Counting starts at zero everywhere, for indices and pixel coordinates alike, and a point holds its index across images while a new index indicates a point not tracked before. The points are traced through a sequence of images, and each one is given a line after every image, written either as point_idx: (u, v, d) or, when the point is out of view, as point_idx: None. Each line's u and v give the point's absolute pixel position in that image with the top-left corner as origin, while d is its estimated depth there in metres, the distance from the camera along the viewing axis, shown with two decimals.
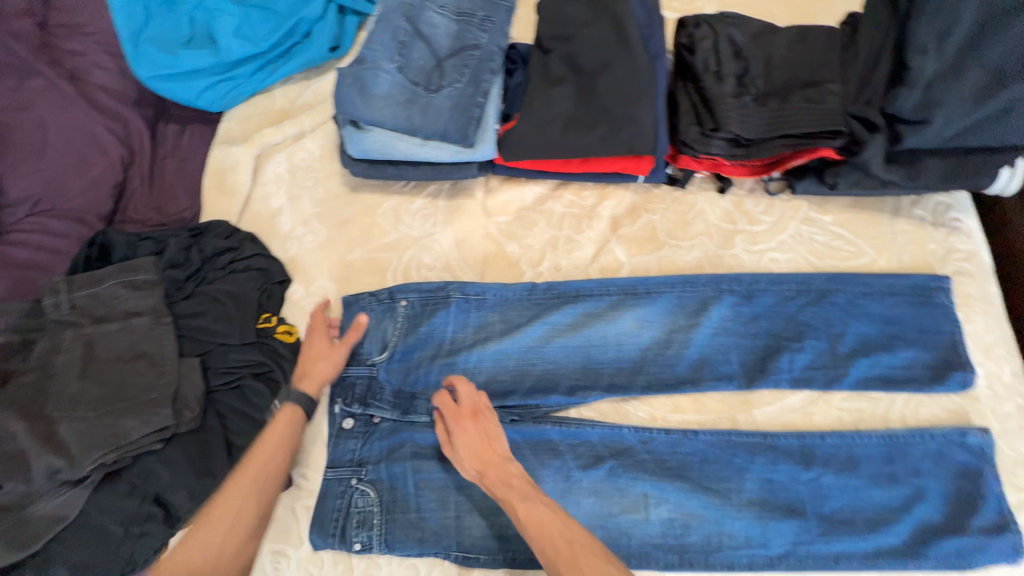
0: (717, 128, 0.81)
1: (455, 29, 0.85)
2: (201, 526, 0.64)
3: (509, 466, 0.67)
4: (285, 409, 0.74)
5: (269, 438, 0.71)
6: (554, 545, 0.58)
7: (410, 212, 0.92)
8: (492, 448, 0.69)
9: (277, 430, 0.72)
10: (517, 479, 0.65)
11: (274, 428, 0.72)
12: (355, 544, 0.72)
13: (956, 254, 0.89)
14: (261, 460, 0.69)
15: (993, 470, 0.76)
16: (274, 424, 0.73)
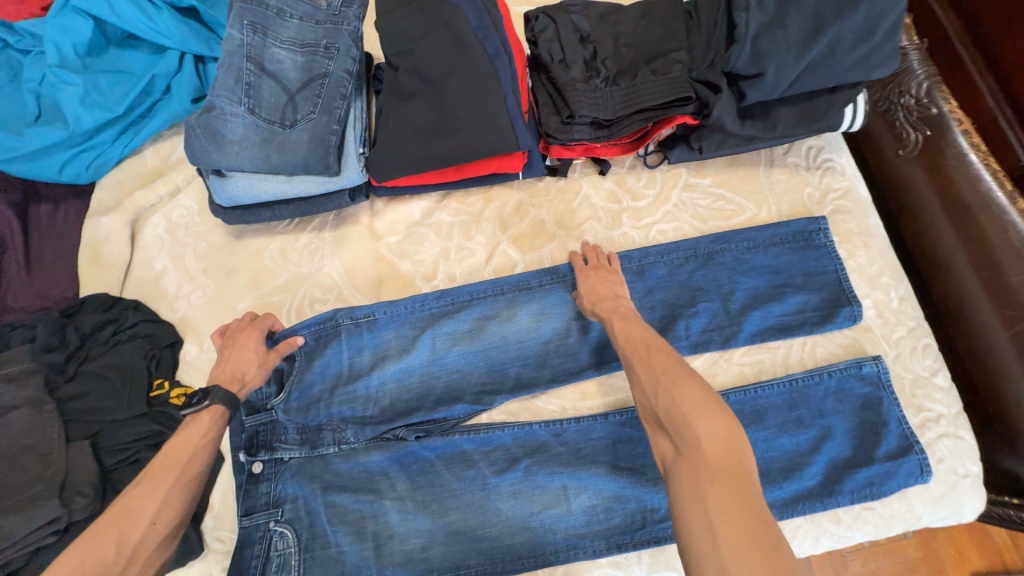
0: (573, 114, 0.81)
1: (301, 61, 0.83)
2: (104, 529, 0.59)
3: (620, 299, 0.77)
4: (214, 408, 0.69)
5: (187, 439, 0.67)
6: (636, 350, 0.67)
7: (297, 249, 0.91)
8: (608, 287, 0.79)
9: (200, 428, 0.68)
10: (623, 309, 0.75)
11: (195, 428, 0.68)
12: None
13: (833, 194, 0.91)
14: (183, 463, 0.65)
15: (892, 396, 0.78)
16: (193, 430, 0.68)
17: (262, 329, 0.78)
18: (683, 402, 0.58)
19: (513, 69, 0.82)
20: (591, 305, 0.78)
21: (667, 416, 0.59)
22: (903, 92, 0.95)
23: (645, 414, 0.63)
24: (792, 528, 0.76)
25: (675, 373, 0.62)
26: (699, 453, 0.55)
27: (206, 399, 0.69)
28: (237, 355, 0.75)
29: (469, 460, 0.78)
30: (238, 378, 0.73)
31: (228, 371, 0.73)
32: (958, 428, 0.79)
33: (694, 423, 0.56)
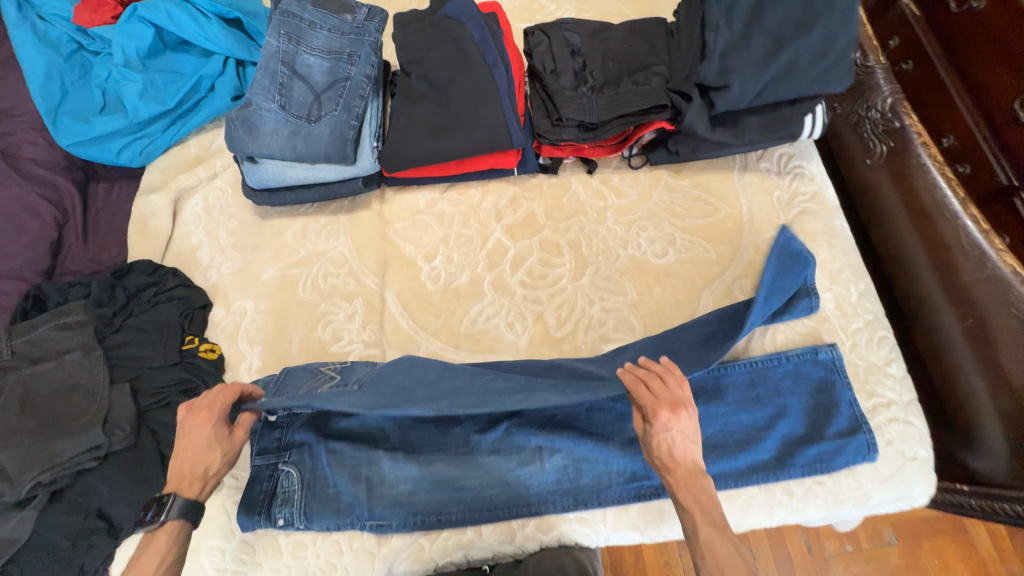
0: (561, 117, 0.92)
1: (328, 66, 0.96)
2: None
3: (702, 480, 0.70)
4: (170, 522, 0.70)
5: (145, 568, 0.68)
6: None
7: (315, 230, 1.02)
8: (687, 452, 0.70)
9: (158, 550, 0.69)
10: (706, 500, 0.68)
11: (152, 554, 0.69)
12: (278, 520, 0.80)
13: (801, 197, 0.99)
14: None
15: (844, 380, 0.84)
16: (150, 547, 0.69)
17: (220, 411, 0.75)
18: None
19: (509, 76, 0.93)
20: (670, 483, 0.70)
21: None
22: (870, 106, 1.04)
23: None
24: (748, 497, 0.82)
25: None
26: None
27: (161, 516, 0.69)
28: (194, 444, 0.74)
29: (455, 418, 0.87)
30: (198, 477, 0.73)
31: (185, 467, 0.73)
32: (908, 414, 0.85)
33: None
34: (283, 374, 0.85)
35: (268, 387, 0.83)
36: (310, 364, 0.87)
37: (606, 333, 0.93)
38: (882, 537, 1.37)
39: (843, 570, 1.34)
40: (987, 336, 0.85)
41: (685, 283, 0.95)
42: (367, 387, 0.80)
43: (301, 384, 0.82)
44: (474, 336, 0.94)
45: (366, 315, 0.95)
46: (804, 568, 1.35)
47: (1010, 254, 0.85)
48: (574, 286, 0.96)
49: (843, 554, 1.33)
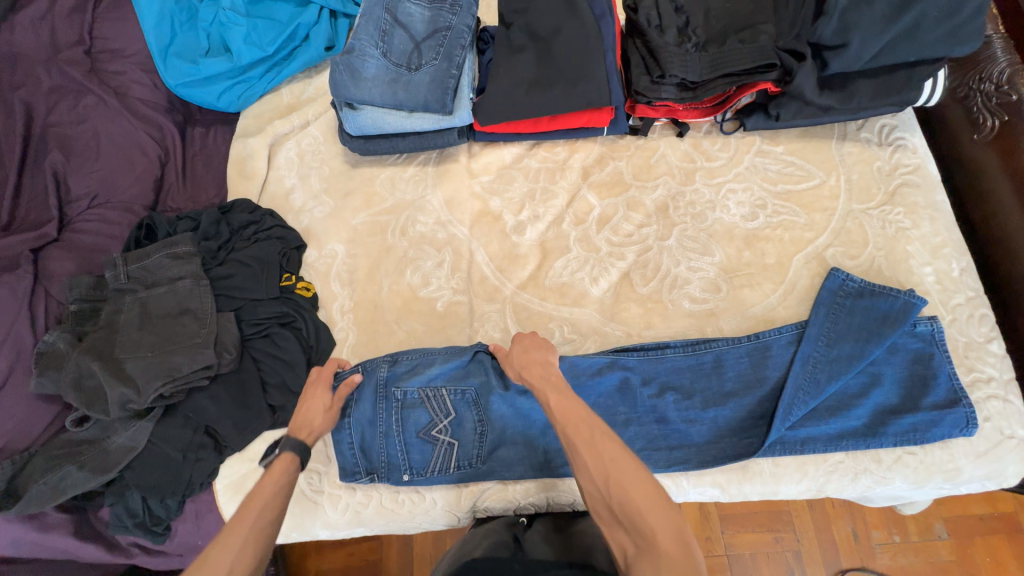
0: (664, 74, 0.91)
1: (429, 15, 0.97)
2: None
3: (551, 366, 0.73)
4: (286, 455, 0.72)
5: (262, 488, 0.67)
6: (576, 432, 0.63)
7: (404, 179, 1.05)
8: (538, 354, 0.75)
9: (273, 476, 0.68)
10: (554, 377, 0.71)
11: (268, 479, 0.68)
12: (403, 476, 0.84)
13: (902, 169, 0.96)
14: (255, 512, 0.63)
15: (944, 353, 0.83)
16: (265, 478, 0.68)
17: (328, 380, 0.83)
18: (635, 495, 0.57)
19: (614, 30, 0.93)
20: (520, 370, 0.74)
21: (621, 512, 0.57)
22: (984, 78, 0.97)
23: (595, 505, 0.61)
24: (833, 463, 0.83)
25: (625, 461, 0.59)
26: (656, 551, 0.54)
27: (279, 449, 0.73)
28: (311, 407, 0.79)
29: None
30: (307, 425, 0.77)
31: (299, 419, 0.78)
32: (1007, 392, 0.83)
33: (648, 519, 0.55)
34: (398, 440, 0.84)
35: (390, 455, 0.84)
36: (419, 426, 0.84)
37: (692, 294, 0.93)
38: (933, 531, 1.36)
39: (890, 559, 1.33)
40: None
41: (777, 249, 0.94)
42: (492, 460, 0.85)
43: (424, 457, 0.84)
44: (559, 290, 0.95)
45: (454, 263, 0.98)
46: (850, 555, 1.34)
47: None
48: (660, 247, 0.96)
49: (892, 544, 1.32)
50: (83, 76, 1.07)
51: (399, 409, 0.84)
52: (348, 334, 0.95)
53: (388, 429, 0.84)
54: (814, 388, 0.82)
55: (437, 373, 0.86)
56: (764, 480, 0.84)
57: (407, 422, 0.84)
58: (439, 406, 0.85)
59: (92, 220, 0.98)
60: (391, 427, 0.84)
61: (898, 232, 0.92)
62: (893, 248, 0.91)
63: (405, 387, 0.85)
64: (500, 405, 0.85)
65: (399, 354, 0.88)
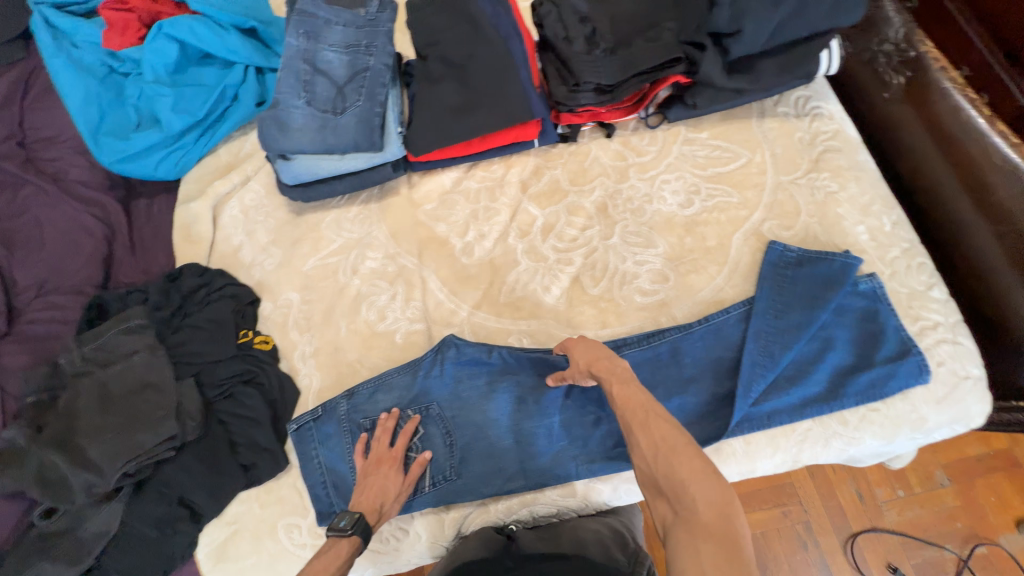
0: (578, 82, 0.95)
1: (347, 59, 1.00)
2: None
3: (619, 362, 0.74)
4: (352, 539, 0.73)
5: (324, 566, 0.71)
6: (631, 410, 0.64)
7: (348, 220, 1.06)
8: (602, 352, 0.76)
9: (337, 558, 0.72)
10: (620, 371, 0.72)
11: (331, 556, 0.72)
12: None
13: (822, 136, 1.00)
14: None
15: (888, 307, 0.85)
16: (324, 554, 0.72)
17: (399, 457, 0.83)
18: (681, 467, 0.56)
19: (524, 47, 0.96)
20: (586, 365, 0.75)
21: (664, 479, 0.56)
22: (882, 40, 1.05)
23: (641, 479, 0.60)
24: (803, 431, 0.84)
25: (676, 437, 0.58)
26: (696, 518, 0.52)
27: (349, 529, 0.73)
28: (376, 484, 0.80)
29: (502, 374, 0.89)
30: (377, 508, 0.78)
31: (367, 499, 0.79)
32: (956, 334, 0.86)
33: (690, 487, 0.54)
34: None
35: None
36: None
37: (642, 287, 0.94)
38: (934, 479, 1.50)
39: (896, 513, 1.46)
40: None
41: (716, 231, 0.96)
42: (465, 473, 0.86)
43: None
44: (514, 304, 0.96)
45: (407, 294, 0.99)
46: (856, 515, 1.45)
47: None
48: (605, 246, 0.99)
49: (895, 498, 1.44)
50: (17, 168, 1.08)
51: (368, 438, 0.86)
52: (312, 380, 0.95)
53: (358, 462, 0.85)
54: (770, 360, 0.83)
55: (399, 397, 0.88)
56: (739, 460, 0.84)
57: None
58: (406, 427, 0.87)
59: (43, 308, 0.98)
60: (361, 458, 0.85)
61: (828, 196, 0.95)
62: (825, 213, 0.94)
63: (371, 416, 0.87)
64: (469, 417, 0.87)
65: (355, 387, 0.90)
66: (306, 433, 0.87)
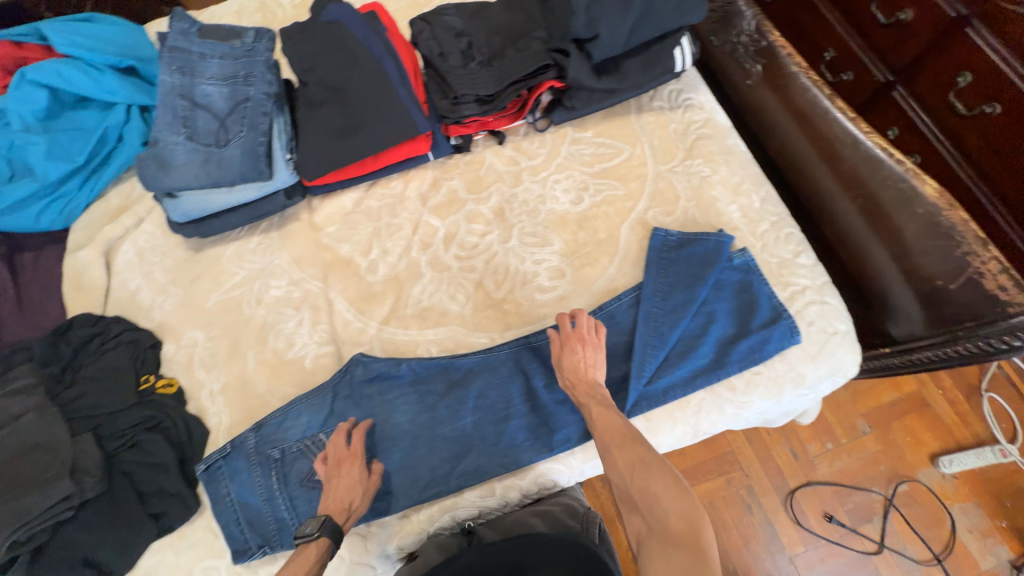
0: (458, 94, 0.99)
1: (226, 91, 0.99)
2: None
3: (597, 387, 0.81)
4: (320, 541, 0.74)
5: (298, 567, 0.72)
6: (609, 434, 0.74)
7: (249, 250, 1.05)
8: (586, 372, 0.81)
9: (308, 559, 0.73)
10: (600, 395, 0.79)
11: (302, 560, 0.73)
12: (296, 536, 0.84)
13: (695, 125, 1.08)
14: None
15: (760, 277, 0.92)
16: (301, 554, 0.74)
17: (362, 458, 0.82)
18: (654, 484, 0.65)
19: (398, 68, 0.98)
20: (569, 383, 0.82)
21: (638, 495, 0.66)
22: (740, 32, 1.15)
23: (618, 495, 0.69)
24: (697, 402, 0.90)
25: (649, 458, 0.68)
26: (666, 528, 0.61)
27: (316, 532, 0.74)
28: (340, 487, 0.80)
29: (411, 385, 0.91)
30: (344, 508, 0.78)
31: (335, 501, 0.79)
32: (823, 295, 0.94)
33: (662, 501, 0.63)
34: (283, 497, 0.85)
35: (279, 518, 0.84)
36: (302, 476, 0.86)
37: (541, 284, 0.98)
38: (857, 429, 1.66)
39: (828, 466, 1.62)
40: (881, 200, 0.95)
41: (606, 224, 1.01)
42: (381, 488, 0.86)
43: (312, 508, 0.85)
44: (421, 315, 0.98)
45: (314, 318, 0.99)
46: (794, 474, 1.62)
47: (877, 135, 0.99)
48: (505, 249, 1.02)
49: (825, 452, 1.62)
50: None
51: (280, 468, 0.86)
52: (222, 418, 0.93)
53: (271, 492, 0.85)
54: (659, 339, 0.88)
55: (309, 423, 0.88)
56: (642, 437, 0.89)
57: (291, 476, 0.86)
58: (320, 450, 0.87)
59: None
60: (274, 488, 0.85)
61: (702, 180, 1.02)
62: (701, 196, 1.01)
63: (282, 445, 0.87)
64: (382, 433, 0.88)
65: (264, 418, 0.89)
66: (215, 472, 0.85)
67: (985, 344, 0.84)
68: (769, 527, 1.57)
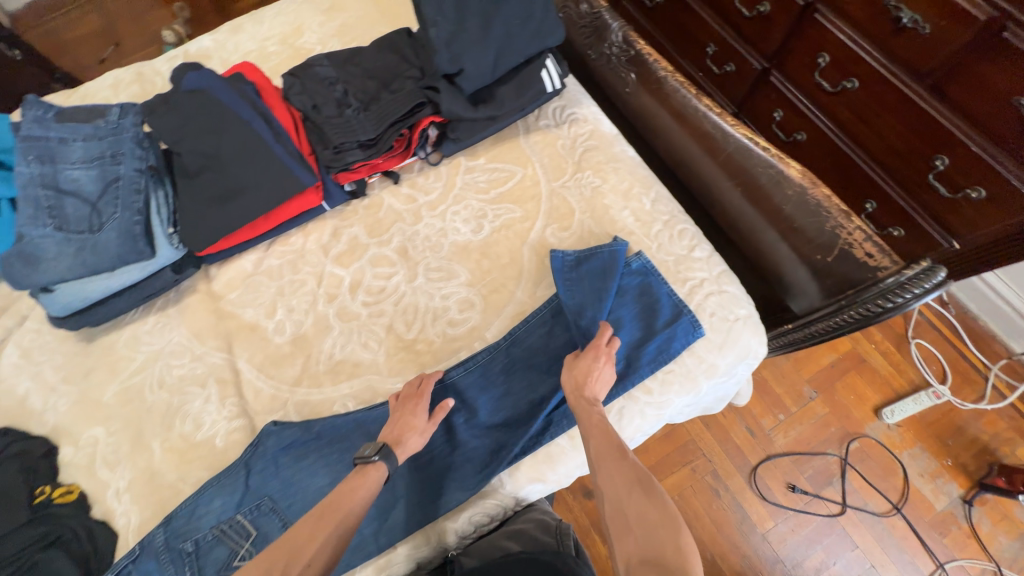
0: (337, 143, 0.99)
1: (94, 173, 0.95)
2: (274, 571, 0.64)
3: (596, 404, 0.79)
4: (375, 465, 0.76)
5: (349, 491, 0.74)
6: (609, 454, 0.73)
7: (146, 331, 1.00)
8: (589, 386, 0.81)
9: (364, 482, 0.75)
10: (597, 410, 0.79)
11: (354, 485, 0.75)
12: None
13: (582, 138, 1.11)
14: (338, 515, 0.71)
15: (659, 277, 0.95)
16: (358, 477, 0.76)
17: (424, 399, 0.85)
18: (653, 511, 0.65)
19: (270, 127, 0.97)
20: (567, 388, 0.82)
21: (635, 519, 0.64)
22: (610, 44, 1.22)
23: (611, 519, 0.67)
24: (618, 410, 0.90)
25: (648, 485, 0.68)
26: (661, 557, 0.60)
27: (376, 455, 0.77)
28: (404, 421, 0.83)
29: (328, 446, 0.88)
30: (400, 440, 0.80)
31: (393, 433, 0.81)
32: (722, 284, 0.97)
33: (660, 530, 0.62)
34: None
35: None
36: (220, 565, 0.81)
37: (452, 318, 0.98)
38: (804, 395, 1.72)
39: (784, 437, 1.67)
40: (758, 186, 1.01)
41: (507, 248, 1.02)
42: None
43: None
44: (334, 370, 0.96)
45: (222, 393, 0.94)
46: (753, 451, 1.65)
47: (741, 126, 1.07)
48: (412, 289, 1.01)
49: (778, 424, 1.67)
50: None
51: (195, 561, 0.81)
52: (130, 517, 0.87)
53: None
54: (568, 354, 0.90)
55: (224, 505, 0.84)
56: (569, 454, 0.89)
57: (208, 567, 0.81)
58: (237, 532, 0.82)
59: None
60: None
61: (594, 191, 1.05)
62: (594, 207, 1.03)
63: (195, 535, 0.82)
64: (303, 501, 0.84)
65: (174, 510, 0.84)
66: None
67: (868, 308, 0.85)
68: (738, 508, 1.58)
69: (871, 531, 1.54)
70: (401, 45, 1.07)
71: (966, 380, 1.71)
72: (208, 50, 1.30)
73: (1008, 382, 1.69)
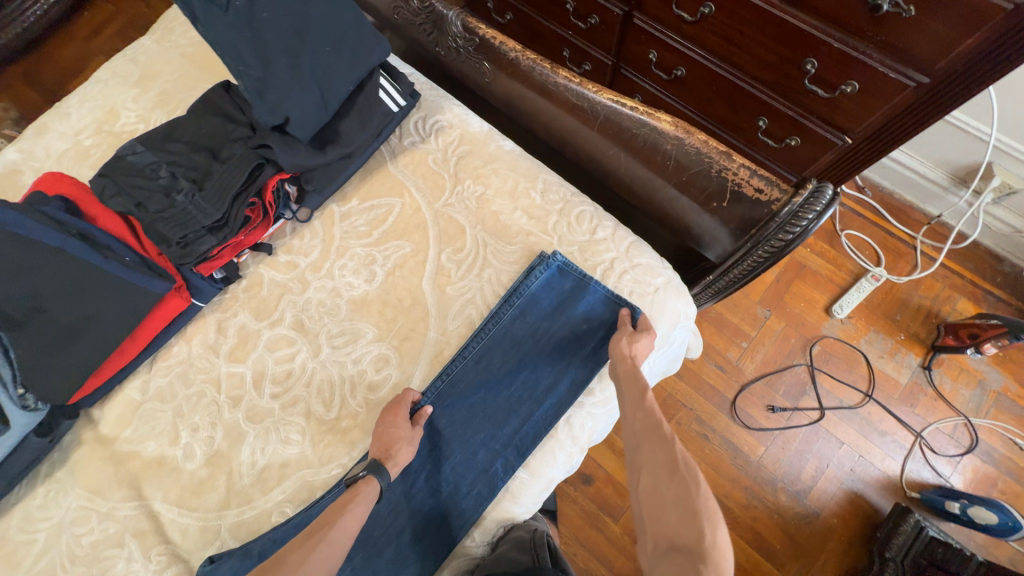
0: (181, 237, 0.88)
1: None
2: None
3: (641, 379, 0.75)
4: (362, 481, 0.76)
5: (346, 516, 0.72)
6: (652, 435, 0.67)
7: (40, 506, 0.88)
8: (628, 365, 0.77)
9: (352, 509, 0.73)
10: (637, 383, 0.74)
11: (341, 507, 0.73)
12: None
13: (452, 145, 1.03)
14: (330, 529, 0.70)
15: (576, 273, 0.90)
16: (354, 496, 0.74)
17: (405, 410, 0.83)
18: (691, 496, 0.58)
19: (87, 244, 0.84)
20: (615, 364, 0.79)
21: (669, 502, 0.59)
22: (452, 35, 1.14)
23: (643, 501, 0.62)
24: (567, 423, 0.85)
25: (686, 470, 0.61)
26: (692, 550, 0.54)
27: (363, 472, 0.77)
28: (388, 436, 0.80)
29: None
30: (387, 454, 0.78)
31: (377, 449, 0.80)
32: (633, 258, 0.93)
33: (694, 520, 0.56)
34: None
35: None
36: None
37: (370, 381, 0.90)
38: (759, 317, 1.74)
39: (752, 362, 1.69)
40: (640, 148, 0.96)
41: (406, 288, 0.94)
42: None
43: None
44: (261, 479, 0.86)
45: (145, 545, 0.84)
46: (728, 386, 1.66)
47: (603, 90, 0.99)
48: (319, 363, 0.92)
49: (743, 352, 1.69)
50: None
51: None
52: None
53: None
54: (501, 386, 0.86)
55: None
56: (531, 483, 0.84)
57: None
58: None
59: None
60: None
61: (479, 200, 0.98)
62: (484, 216, 0.97)
63: None
64: None
65: None
66: None
67: (772, 245, 0.83)
68: (730, 445, 1.59)
69: (852, 425, 1.59)
70: (222, 105, 0.97)
71: (898, 254, 1.77)
72: (14, 163, 1.12)
73: (934, 245, 1.76)
